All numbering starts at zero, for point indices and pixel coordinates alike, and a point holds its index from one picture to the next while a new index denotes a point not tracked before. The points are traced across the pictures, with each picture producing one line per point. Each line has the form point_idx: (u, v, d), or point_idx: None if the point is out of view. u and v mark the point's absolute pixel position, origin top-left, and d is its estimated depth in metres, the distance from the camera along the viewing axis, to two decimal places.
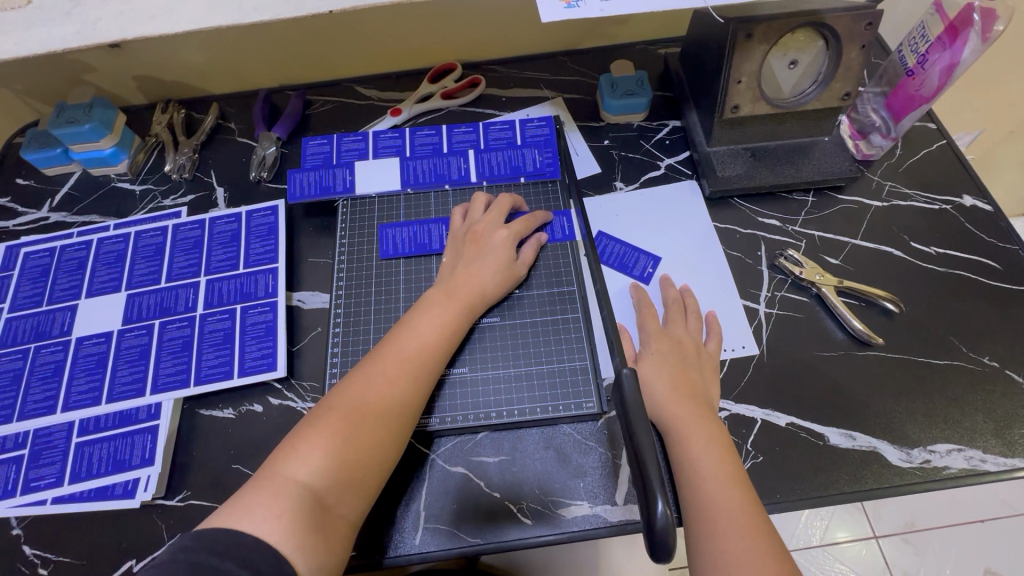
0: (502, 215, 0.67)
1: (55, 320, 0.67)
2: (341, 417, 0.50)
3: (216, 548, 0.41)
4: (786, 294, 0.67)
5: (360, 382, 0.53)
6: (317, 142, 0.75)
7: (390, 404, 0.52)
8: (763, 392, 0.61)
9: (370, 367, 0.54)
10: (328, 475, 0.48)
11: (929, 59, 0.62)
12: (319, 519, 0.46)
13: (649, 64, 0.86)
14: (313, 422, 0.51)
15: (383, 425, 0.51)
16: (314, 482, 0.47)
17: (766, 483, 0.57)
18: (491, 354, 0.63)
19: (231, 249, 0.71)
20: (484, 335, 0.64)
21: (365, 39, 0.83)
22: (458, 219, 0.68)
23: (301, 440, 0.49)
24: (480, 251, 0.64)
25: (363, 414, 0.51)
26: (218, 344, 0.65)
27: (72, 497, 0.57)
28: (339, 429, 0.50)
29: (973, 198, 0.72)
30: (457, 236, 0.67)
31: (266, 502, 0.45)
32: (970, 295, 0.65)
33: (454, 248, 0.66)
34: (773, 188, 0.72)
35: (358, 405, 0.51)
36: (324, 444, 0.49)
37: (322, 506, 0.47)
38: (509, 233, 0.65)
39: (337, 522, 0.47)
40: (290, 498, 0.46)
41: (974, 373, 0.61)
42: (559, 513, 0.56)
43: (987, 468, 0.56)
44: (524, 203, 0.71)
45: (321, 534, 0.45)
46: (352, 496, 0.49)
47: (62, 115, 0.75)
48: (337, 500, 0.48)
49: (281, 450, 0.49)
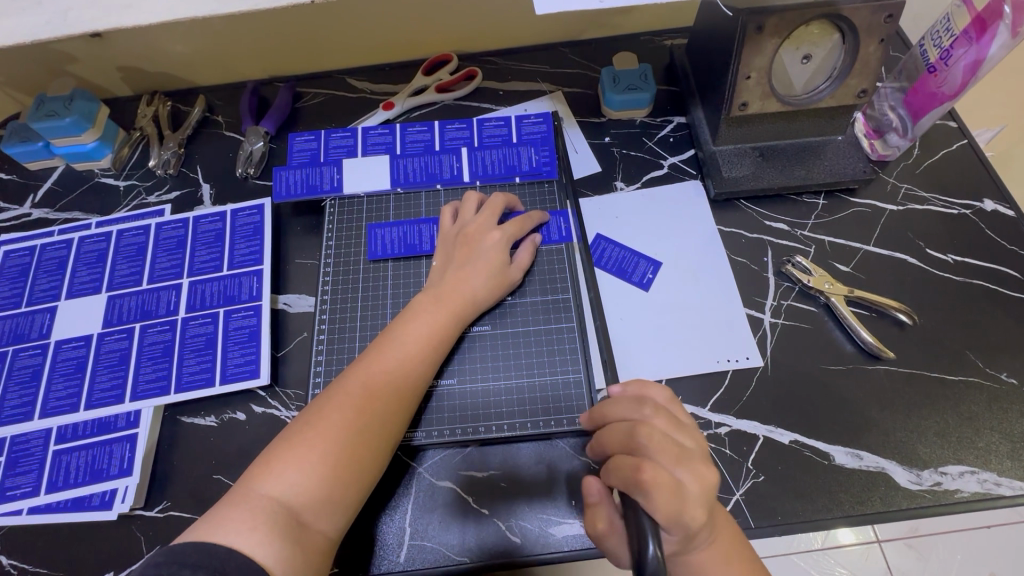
0: (496, 215, 0.63)
1: (34, 322, 0.65)
2: (321, 432, 0.48)
3: (188, 567, 0.38)
4: (793, 303, 0.64)
5: (342, 394, 0.50)
6: (304, 137, 0.72)
7: (373, 418, 0.50)
8: (766, 407, 0.58)
9: (353, 379, 0.52)
10: (307, 492, 0.46)
11: (952, 54, 0.58)
12: (297, 537, 0.44)
13: (653, 57, 0.82)
14: (292, 435, 0.48)
15: (365, 441, 0.49)
16: (292, 498, 0.45)
17: (767, 504, 0.54)
18: (482, 365, 0.60)
19: (215, 249, 0.68)
20: (474, 344, 0.61)
21: (357, 29, 0.79)
22: (449, 220, 0.65)
23: (279, 454, 0.47)
24: (472, 254, 0.60)
25: (345, 429, 0.48)
26: (200, 349, 0.62)
27: (48, 508, 0.56)
28: (318, 444, 0.47)
29: (994, 202, 0.68)
30: (447, 237, 0.64)
31: (241, 519, 0.43)
32: (989, 306, 0.62)
33: (445, 250, 0.63)
34: (783, 190, 0.69)
35: (340, 418, 0.49)
36: (303, 459, 0.46)
37: (300, 523, 0.44)
38: (502, 234, 0.62)
39: (316, 540, 0.45)
40: (266, 515, 0.44)
41: (991, 391, 0.58)
42: (550, 532, 0.54)
43: (1002, 492, 0.54)
44: (519, 203, 0.67)
45: (299, 554, 0.43)
46: (333, 513, 0.46)
47: (41, 108, 0.72)
48: (317, 517, 0.46)
49: (258, 465, 0.47)
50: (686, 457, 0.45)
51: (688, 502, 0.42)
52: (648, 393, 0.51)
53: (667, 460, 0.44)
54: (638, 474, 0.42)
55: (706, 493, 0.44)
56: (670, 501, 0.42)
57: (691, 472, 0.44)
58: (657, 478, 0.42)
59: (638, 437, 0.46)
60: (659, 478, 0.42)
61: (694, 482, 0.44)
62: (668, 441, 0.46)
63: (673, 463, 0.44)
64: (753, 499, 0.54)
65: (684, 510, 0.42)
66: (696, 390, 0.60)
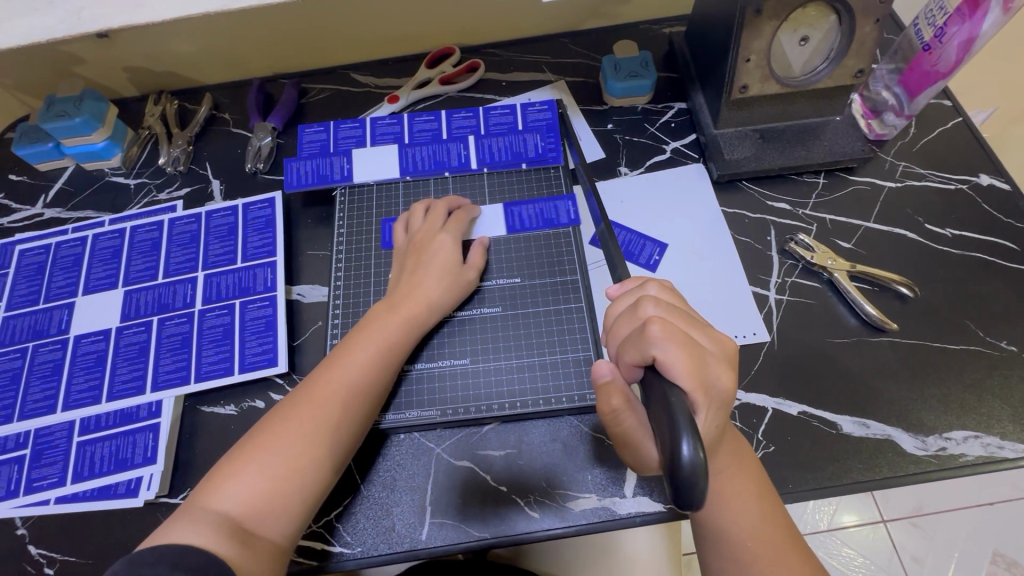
0: (443, 218, 0.64)
1: (52, 318, 0.66)
2: (269, 443, 0.50)
3: (170, 565, 0.40)
4: (797, 280, 0.65)
5: (288, 408, 0.52)
6: (313, 129, 0.74)
7: (317, 428, 0.51)
8: (774, 380, 0.60)
9: (303, 389, 0.53)
10: (253, 500, 0.47)
11: (946, 32, 0.60)
12: (243, 543, 0.45)
13: (653, 44, 0.84)
14: (242, 448, 0.50)
15: (309, 449, 0.50)
16: (236, 510, 0.46)
17: (778, 473, 0.56)
18: (471, 358, 0.61)
19: (228, 243, 0.69)
20: (442, 342, 0.62)
21: (361, 23, 0.80)
22: (400, 232, 0.66)
23: (222, 471, 0.49)
24: (423, 260, 0.61)
25: (293, 438, 0.50)
26: (218, 340, 0.64)
27: (75, 497, 0.57)
28: (263, 454, 0.49)
29: (990, 176, 0.70)
30: (401, 248, 0.64)
31: (186, 530, 0.44)
32: (988, 278, 0.64)
33: (399, 261, 0.64)
34: (784, 170, 0.70)
35: (283, 429, 0.50)
36: (243, 473, 0.48)
37: (244, 532, 0.46)
38: (448, 237, 0.63)
39: (263, 546, 0.46)
40: (211, 526, 0.45)
41: (992, 358, 0.59)
42: (567, 505, 0.56)
43: (1005, 455, 0.55)
44: (462, 200, 0.68)
45: (247, 558, 0.44)
46: (281, 520, 0.48)
47: (52, 108, 0.73)
48: (262, 525, 0.47)
49: (205, 482, 0.49)
50: (698, 322, 0.46)
51: (712, 363, 0.44)
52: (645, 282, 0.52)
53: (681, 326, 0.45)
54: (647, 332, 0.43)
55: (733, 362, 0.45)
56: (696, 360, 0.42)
57: (708, 335, 0.45)
58: (668, 332, 0.43)
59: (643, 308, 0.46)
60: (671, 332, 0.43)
61: (712, 344, 0.45)
62: (676, 311, 0.46)
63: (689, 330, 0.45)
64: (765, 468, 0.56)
65: (713, 372, 0.43)
66: None
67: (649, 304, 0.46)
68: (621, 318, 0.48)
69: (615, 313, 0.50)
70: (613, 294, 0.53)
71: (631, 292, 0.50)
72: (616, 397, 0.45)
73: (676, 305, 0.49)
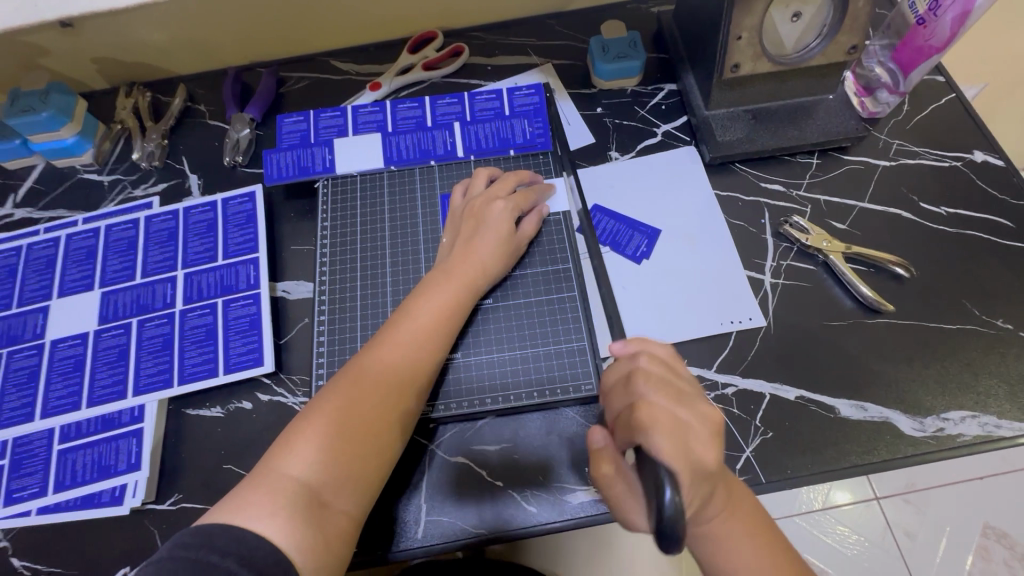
0: (505, 186, 0.63)
1: (26, 322, 0.64)
2: (333, 412, 0.48)
3: (214, 549, 0.39)
4: (792, 263, 0.64)
5: (355, 374, 0.50)
6: (292, 119, 0.71)
7: (387, 394, 0.50)
8: (771, 365, 0.59)
9: (364, 358, 0.51)
10: (325, 471, 0.45)
11: (942, 6, 0.58)
12: (318, 518, 0.44)
13: (641, 24, 0.81)
14: (308, 417, 0.48)
15: (376, 418, 0.49)
16: (311, 479, 0.45)
17: (776, 459, 0.55)
18: (499, 337, 0.60)
19: (208, 239, 0.67)
20: (494, 310, 0.61)
21: (339, 8, 0.77)
22: (458, 197, 0.64)
23: (294, 437, 0.47)
24: (476, 227, 0.60)
25: (355, 409, 0.48)
26: (201, 340, 0.62)
27: (57, 507, 0.55)
28: (332, 423, 0.47)
29: (984, 153, 0.69)
30: (456, 213, 0.63)
31: (261, 502, 0.43)
32: (983, 255, 0.63)
33: (452, 227, 0.63)
34: (777, 151, 0.69)
35: (351, 396, 0.49)
36: (316, 440, 0.46)
37: (320, 503, 0.44)
38: (507, 203, 0.61)
39: (337, 519, 0.45)
40: (287, 500, 0.43)
41: (988, 337, 0.59)
42: (564, 498, 0.55)
43: (1002, 434, 0.55)
44: (533, 175, 0.66)
45: (321, 533, 0.43)
46: (352, 493, 0.46)
47: (16, 103, 0.70)
48: (336, 497, 0.45)
49: (276, 448, 0.47)
50: (686, 398, 0.44)
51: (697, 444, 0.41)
52: (647, 348, 0.49)
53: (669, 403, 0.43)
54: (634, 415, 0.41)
55: (717, 433, 0.42)
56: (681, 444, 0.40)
57: (691, 410, 0.43)
58: (654, 418, 0.41)
59: (635, 385, 0.45)
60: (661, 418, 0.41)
61: (699, 422, 0.42)
62: (663, 385, 0.44)
63: (673, 404, 0.43)
64: (762, 456, 0.55)
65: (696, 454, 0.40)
66: (700, 351, 0.60)
67: (640, 380, 0.45)
68: (614, 388, 0.47)
69: (611, 381, 0.48)
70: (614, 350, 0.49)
71: (629, 358, 0.48)
72: (606, 464, 0.45)
73: (671, 377, 0.46)
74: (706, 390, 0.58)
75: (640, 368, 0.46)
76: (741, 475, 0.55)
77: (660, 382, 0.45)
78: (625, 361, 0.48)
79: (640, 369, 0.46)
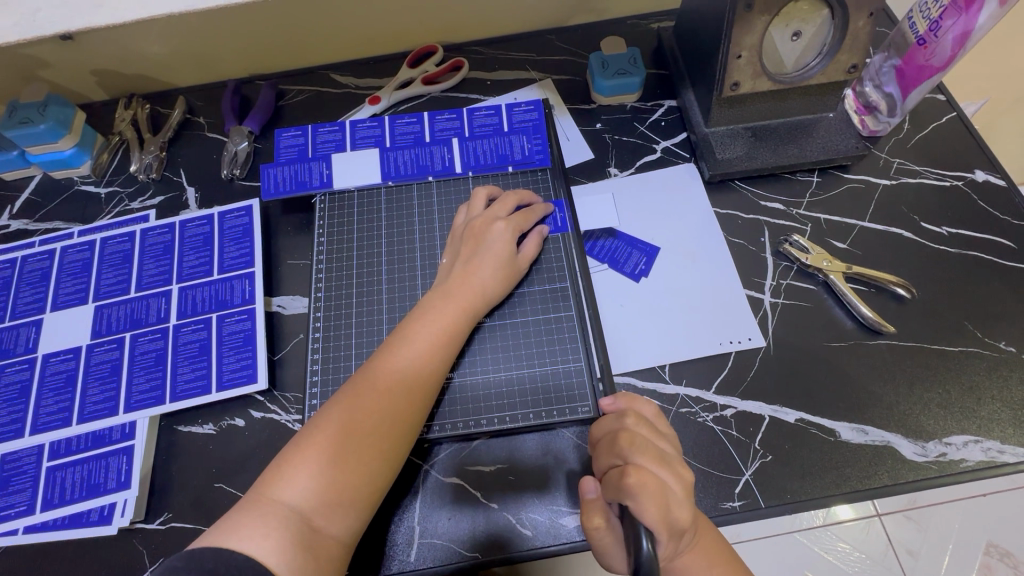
0: (505, 208, 0.62)
1: (18, 337, 0.63)
2: (327, 436, 0.47)
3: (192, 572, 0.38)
4: (792, 282, 0.64)
5: (351, 398, 0.49)
6: (291, 133, 0.71)
7: (382, 416, 0.49)
8: (770, 386, 0.58)
9: (358, 382, 0.51)
10: (317, 495, 0.45)
11: (942, 26, 0.57)
12: (310, 542, 0.43)
13: (641, 40, 0.81)
14: (302, 442, 0.47)
15: (371, 442, 0.48)
16: (304, 503, 0.44)
17: (776, 483, 0.54)
18: (498, 356, 0.59)
19: (204, 254, 0.67)
20: (486, 336, 0.60)
21: (339, 23, 0.77)
22: (460, 217, 0.64)
23: (288, 461, 0.46)
24: (479, 249, 0.59)
25: (348, 434, 0.47)
26: (194, 356, 0.61)
27: (45, 526, 0.54)
28: (326, 448, 0.46)
29: (985, 172, 0.69)
30: (457, 233, 0.63)
31: (255, 525, 0.42)
32: (985, 275, 0.62)
33: (453, 248, 0.62)
34: (776, 169, 0.68)
35: (347, 420, 0.48)
36: (311, 463, 0.46)
37: (312, 529, 0.44)
38: (508, 226, 0.60)
39: (328, 545, 0.44)
40: (279, 522, 0.43)
41: (991, 359, 0.58)
42: (561, 523, 0.54)
43: (1005, 460, 0.54)
44: (533, 197, 0.65)
45: (311, 557, 0.43)
46: (344, 518, 0.45)
47: (13, 115, 0.70)
48: (329, 521, 0.45)
49: (268, 472, 0.46)
50: (669, 460, 0.45)
51: (677, 507, 0.42)
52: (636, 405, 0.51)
53: (653, 463, 0.43)
54: (624, 479, 0.41)
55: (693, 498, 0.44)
56: (665, 506, 0.41)
57: (675, 476, 0.44)
58: (644, 481, 0.41)
59: (621, 445, 0.45)
60: (646, 480, 0.42)
61: (679, 483, 0.43)
62: (648, 446, 0.45)
63: (657, 466, 0.44)
64: (762, 480, 0.54)
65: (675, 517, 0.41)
66: (698, 371, 0.60)
67: (625, 442, 0.45)
68: (599, 444, 0.47)
69: (597, 436, 0.49)
70: (604, 406, 0.51)
71: (615, 417, 0.49)
72: (598, 517, 0.44)
73: (656, 438, 0.47)
74: (705, 411, 0.58)
75: (626, 429, 0.47)
76: (741, 499, 0.54)
77: (645, 442, 0.45)
78: (611, 420, 0.49)
79: (626, 430, 0.46)
